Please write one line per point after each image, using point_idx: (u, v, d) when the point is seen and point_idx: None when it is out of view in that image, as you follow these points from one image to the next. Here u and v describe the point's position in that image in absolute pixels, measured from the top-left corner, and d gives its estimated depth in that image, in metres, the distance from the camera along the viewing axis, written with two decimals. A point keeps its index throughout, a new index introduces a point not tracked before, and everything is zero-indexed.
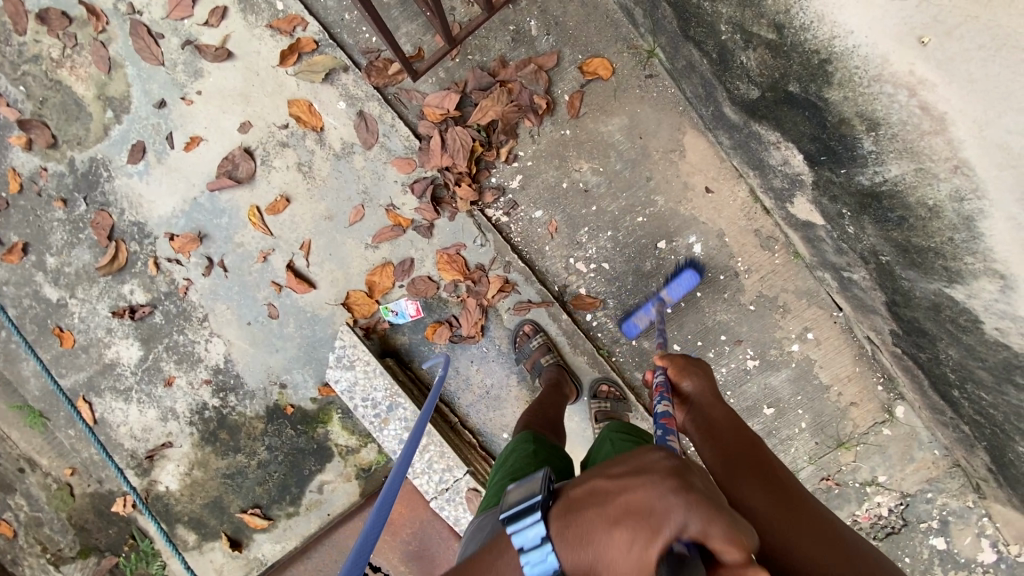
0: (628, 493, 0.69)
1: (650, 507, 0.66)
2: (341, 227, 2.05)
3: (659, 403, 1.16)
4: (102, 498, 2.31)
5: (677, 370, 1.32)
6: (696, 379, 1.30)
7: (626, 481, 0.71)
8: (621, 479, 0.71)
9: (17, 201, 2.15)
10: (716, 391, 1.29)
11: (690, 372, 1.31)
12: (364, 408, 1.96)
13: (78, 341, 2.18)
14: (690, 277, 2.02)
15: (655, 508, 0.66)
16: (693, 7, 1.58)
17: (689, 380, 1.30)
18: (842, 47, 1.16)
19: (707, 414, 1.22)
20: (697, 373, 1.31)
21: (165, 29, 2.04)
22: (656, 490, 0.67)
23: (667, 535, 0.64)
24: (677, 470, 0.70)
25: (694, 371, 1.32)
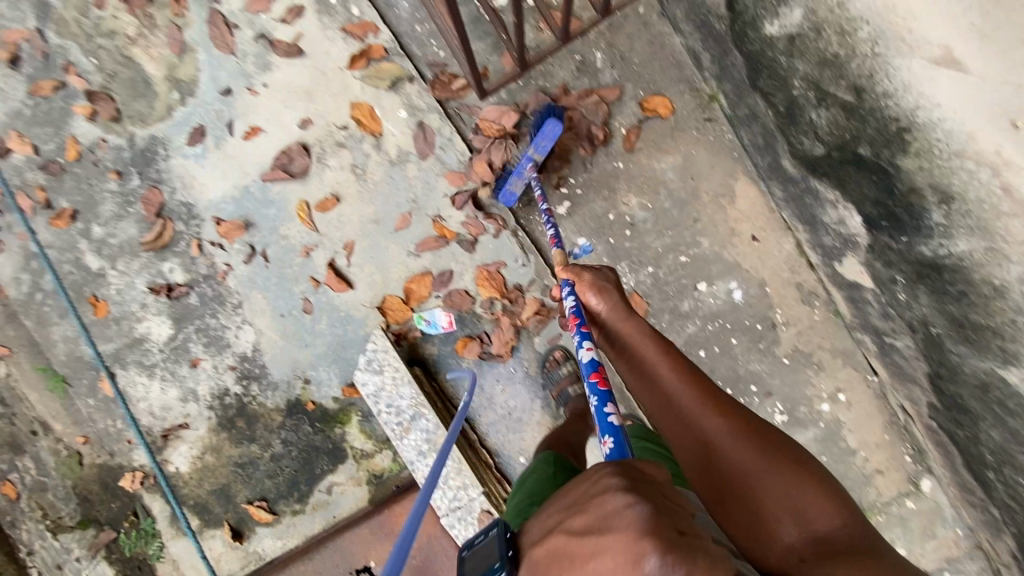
0: (597, 564, 0.61)
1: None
2: (387, 232, 2.06)
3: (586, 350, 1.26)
4: (110, 471, 2.30)
5: (589, 287, 1.33)
6: (609, 295, 1.32)
7: (595, 543, 0.63)
8: (588, 535, 0.64)
9: (73, 168, 2.19)
10: (626, 302, 1.32)
11: (605, 289, 1.32)
12: (387, 414, 1.94)
13: (111, 312, 2.20)
14: (553, 127, 1.83)
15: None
16: (766, 59, 1.58)
17: (600, 296, 1.32)
18: (925, 118, 1.17)
19: (620, 330, 1.26)
20: (610, 287, 1.33)
21: (241, 21, 2.09)
22: (631, 557, 0.59)
23: None
24: (645, 521, 0.63)
25: (604, 288, 1.33)
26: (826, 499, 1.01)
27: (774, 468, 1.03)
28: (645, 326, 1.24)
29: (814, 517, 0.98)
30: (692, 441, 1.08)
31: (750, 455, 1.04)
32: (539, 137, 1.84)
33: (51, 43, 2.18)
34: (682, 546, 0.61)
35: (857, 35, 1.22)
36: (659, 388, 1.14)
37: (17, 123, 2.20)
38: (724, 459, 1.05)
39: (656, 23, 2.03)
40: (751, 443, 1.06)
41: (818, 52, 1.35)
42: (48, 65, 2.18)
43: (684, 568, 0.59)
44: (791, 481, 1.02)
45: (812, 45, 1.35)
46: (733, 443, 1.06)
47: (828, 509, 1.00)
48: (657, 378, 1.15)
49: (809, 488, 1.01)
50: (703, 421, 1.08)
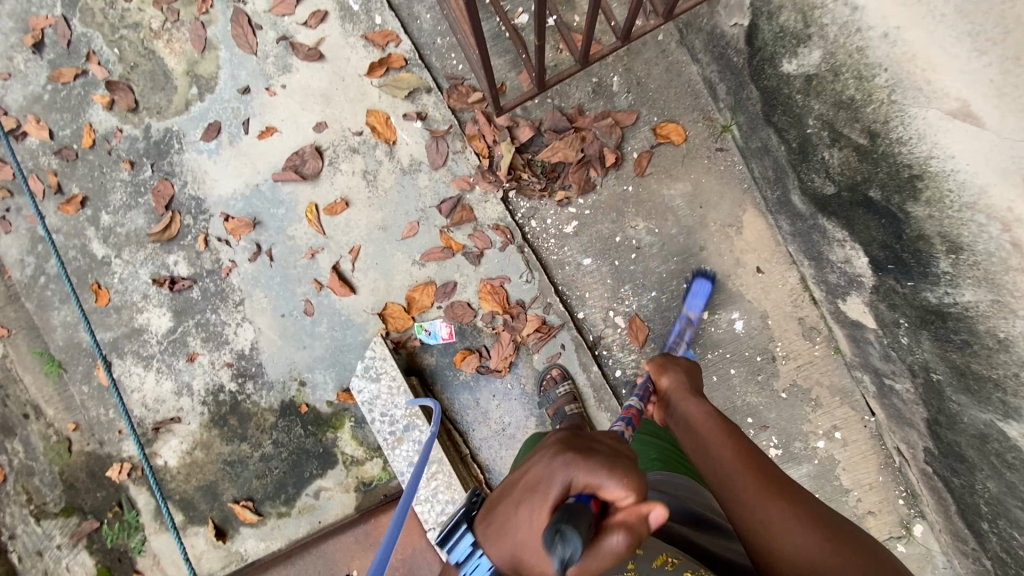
0: (524, 476, 0.83)
1: (538, 479, 0.80)
2: (393, 239, 2.07)
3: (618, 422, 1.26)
4: (98, 460, 2.29)
5: (657, 368, 1.42)
6: (674, 374, 1.38)
7: (528, 466, 0.84)
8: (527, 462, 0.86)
9: (86, 155, 2.20)
10: (693, 384, 1.37)
11: (667, 369, 1.41)
12: (380, 423, 1.92)
13: (113, 301, 2.20)
14: (702, 286, 2.02)
15: (543, 478, 0.79)
16: (782, 96, 1.59)
17: (665, 375, 1.39)
18: (938, 169, 1.16)
19: (679, 408, 1.29)
20: (675, 369, 1.40)
21: (264, 22, 2.10)
22: (547, 464, 0.80)
23: (555, 494, 0.77)
24: (563, 444, 0.84)
25: (671, 368, 1.41)
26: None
27: (846, 557, 0.91)
28: (707, 406, 1.26)
29: None
30: (749, 525, 1.00)
31: (814, 539, 0.94)
32: (690, 297, 2.02)
33: (75, 31, 2.20)
34: (589, 457, 0.80)
35: (874, 81, 1.22)
36: (716, 468, 1.10)
37: (35, 108, 2.21)
38: (783, 543, 0.95)
39: (675, 51, 2.05)
40: (813, 527, 0.96)
41: (834, 94, 1.36)
42: (71, 53, 2.20)
43: (582, 465, 0.78)
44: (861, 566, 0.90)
45: (829, 87, 1.36)
46: (798, 529, 0.96)
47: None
48: (715, 458, 1.12)
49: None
50: (759, 505, 1.01)
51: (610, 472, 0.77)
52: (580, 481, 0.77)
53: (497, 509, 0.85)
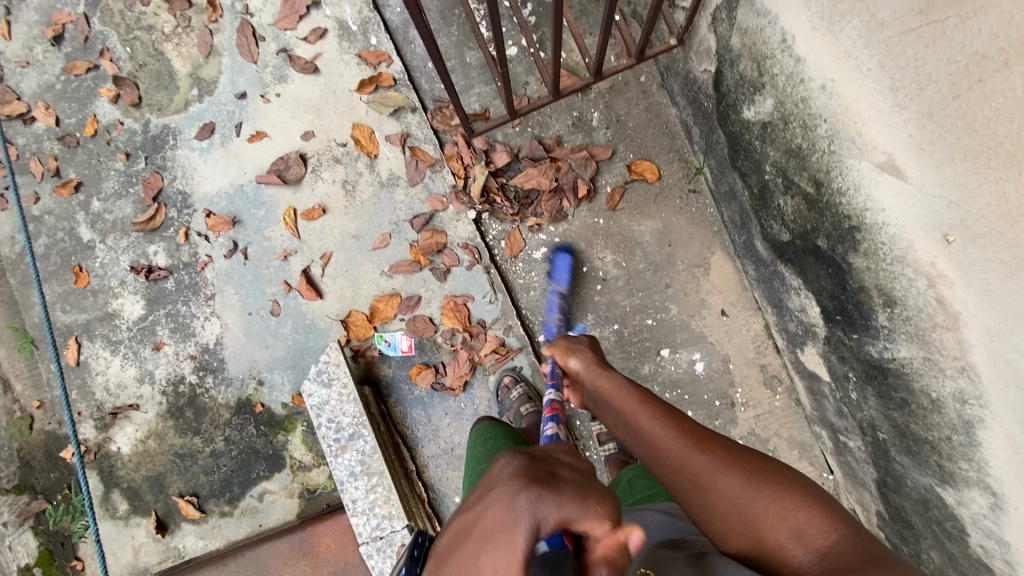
0: (476, 520, 0.62)
1: (497, 525, 0.59)
2: (365, 249, 2.11)
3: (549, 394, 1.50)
4: (57, 440, 2.32)
5: (564, 353, 1.39)
6: (580, 354, 1.36)
7: (479, 506, 0.63)
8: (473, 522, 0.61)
9: (87, 143, 2.31)
10: (600, 359, 1.35)
11: (574, 350, 1.38)
12: (326, 429, 1.90)
13: (91, 284, 2.27)
14: (563, 259, 2.05)
15: (502, 521, 0.59)
16: (744, 142, 1.62)
17: (574, 357, 1.36)
18: (872, 221, 1.16)
19: (595, 385, 1.25)
20: (581, 349, 1.38)
21: (267, 34, 2.21)
22: (509, 512, 0.59)
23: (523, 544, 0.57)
24: (521, 472, 0.66)
25: (579, 350, 1.38)
26: (825, 512, 0.88)
27: (769, 491, 0.92)
28: (616, 376, 1.23)
29: (803, 524, 0.87)
30: (687, 488, 0.97)
31: (737, 484, 0.94)
32: (554, 272, 2.07)
33: (94, 28, 2.33)
34: (558, 494, 0.61)
35: (816, 131, 1.24)
36: (641, 438, 1.06)
37: (46, 95, 2.34)
38: (716, 494, 0.94)
39: (655, 93, 2.11)
40: (735, 469, 0.95)
41: (785, 142, 1.39)
42: (86, 48, 2.33)
43: (552, 499, 0.60)
44: (782, 496, 0.91)
45: (781, 134, 1.39)
46: (721, 475, 0.95)
47: (836, 522, 0.86)
48: (635, 427, 1.08)
49: (804, 504, 0.89)
50: (686, 459, 0.98)
51: (582, 495, 0.63)
52: (552, 524, 0.58)
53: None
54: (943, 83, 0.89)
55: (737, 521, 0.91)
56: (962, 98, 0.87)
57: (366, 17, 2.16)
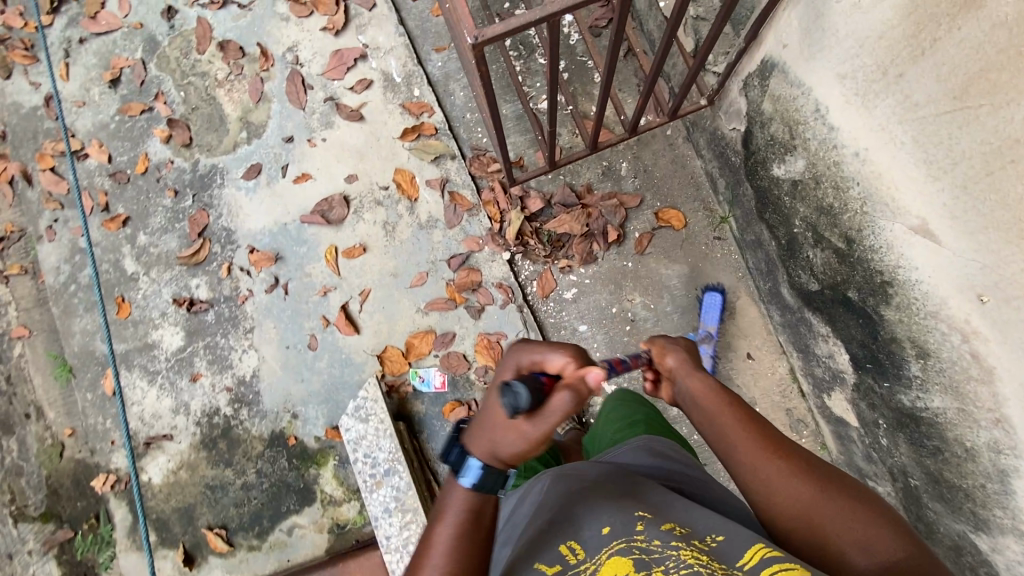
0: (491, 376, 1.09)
1: (499, 375, 1.07)
2: (402, 286, 2.19)
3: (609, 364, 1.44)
4: (86, 469, 2.33)
5: (659, 350, 1.31)
6: (674, 351, 1.28)
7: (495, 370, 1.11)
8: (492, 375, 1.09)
9: (137, 180, 2.41)
10: (693, 357, 1.29)
11: (667, 347, 1.30)
12: (362, 464, 1.95)
13: (132, 315, 2.34)
14: (713, 299, 2.12)
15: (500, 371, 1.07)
16: (772, 196, 1.72)
17: (670, 356, 1.28)
18: (905, 277, 1.25)
19: (679, 380, 1.24)
20: (676, 347, 1.30)
21: (316, 83, 2.35)
22: (510, 362, 1.07)
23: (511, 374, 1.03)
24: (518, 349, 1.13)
25: (672, 346, 1.30)
26: (891, 526, 0.95)
27: (840, 501, 0.98)
28: (704, 373, 1.23)
29: (872, 540, 0.93)
30: (761, 489, 1.03)
31: (810, 492, 1.00)
32: (705, 310, 2.13)
33: (150, 73, 2.47)
34: (538, 350, 1.06)
35: (849, 192, 1.33)
36: (722, 438, 1.11)
37: (100, 134, 2.46)
38: (790, 501, 1.00)
39: (681, 145, 2.22)
40: (805, 476, 1.02)
41: (816, 200, 1.48)
42: (142, 91, 2.46)
43: (525, 351, 1.07)
44: (851, 510, 0.97)
45: (812, 193, 1.48)
46: (798, 484, 1.01)
47: (900, 537, 0.93)
48: (714, 425, 1.13)
49: (873, 518, 0.96)
50: (763, 465, 1.04)
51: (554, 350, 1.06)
52: (527, 365, 1.05)
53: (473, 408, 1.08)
54: (976, 160, 0.98)
55: (804, 527, 0.98)
56: (994, 174, 0.96)
57: (410, 71, 2.31)
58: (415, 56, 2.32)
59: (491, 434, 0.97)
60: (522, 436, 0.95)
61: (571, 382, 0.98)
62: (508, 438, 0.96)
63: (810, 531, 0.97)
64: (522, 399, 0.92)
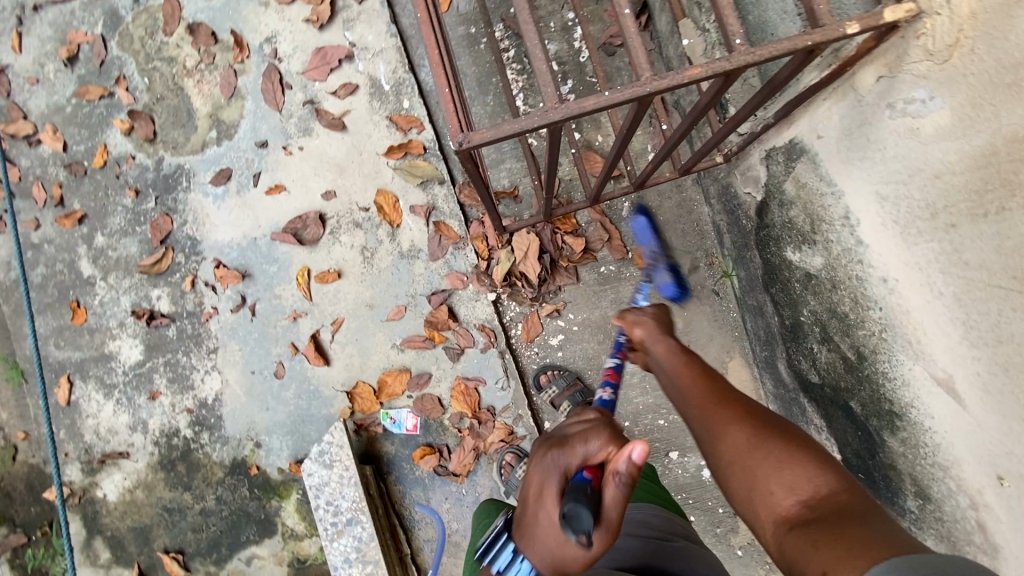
0: (530, 482, 0.95)
1: (540, 485, 0.92)
2: (378, 319, 2.05)
3: (603, 387, 1.33)
4: (40, 475, 2.25)
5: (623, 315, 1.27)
6: (636, 313, 1.24)
7: (530, 472, 0.96)
8: (528, 479, 0.97)
9: (95, 174, 2.20)
10: (667, 328, 1.21)
11: (632, 310, 1.26)
12: (324, 511, 1.87)
13: (88, 322, 2.18)
14: (638, 221, 1.92)
15: (544, 481, 0.91)
16: (781, 275, 1.57)
17: (637, 326, 1.20)
18: (918, 419, 1.13)
19: (643, 345, 1.19)
20: (639, 309, 1.26)
21: (295, 83, 2.12)
22: (542, 467, 0.92)
23: (557, 484, 0.89)
24: (550, 440, 0.97)
25: (637, 310, 1.25)
26: (822, 462, 0.79)
27: (774, 441, 0.83)
28: (672, 341, 1.15)
29: (798, 481, 0.78)
30: (703, 439, 0.92)
31: (745, 438, 0.86)
32: (637, 235, 1.89)
33: (111, 52, 2.20)
34: (571, 445, 0.92)
35: (868, 312, 1.19)
36: (678, 394, 1.03)
37: (55, 117, 2.22)
38: (723, 447, 0.88)
39: (690, 188, 2.04)
40: (745, 423, 0.88)
41: (828, 300, 1.34)
42: (101, 72, 2.21)
43: (562, 451, 0.92)
44: (782, 449, 0.82)
45: (825, 293, 1.34)
46: (733, 430, 0.88)
47: (836, 476, 0.77)
48: (673, 384, 1.05)
49: (805, 464, 0.79)
50: (705, 415, 0.93)
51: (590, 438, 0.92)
52: (569, 466, 0.90)
53: (524, 522, 0.94)
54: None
55: (734, 469, 0.85)
56: None
57: (400, 78, 2.09)
58: (406, 62, 2.09)
59: (556, 551, 0.88)
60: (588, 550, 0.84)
61: (616, 468, 0.84)
62: (572, 558, 0.86)
63: (744, 482, 0.83)
64: (578, 527, 0.81)
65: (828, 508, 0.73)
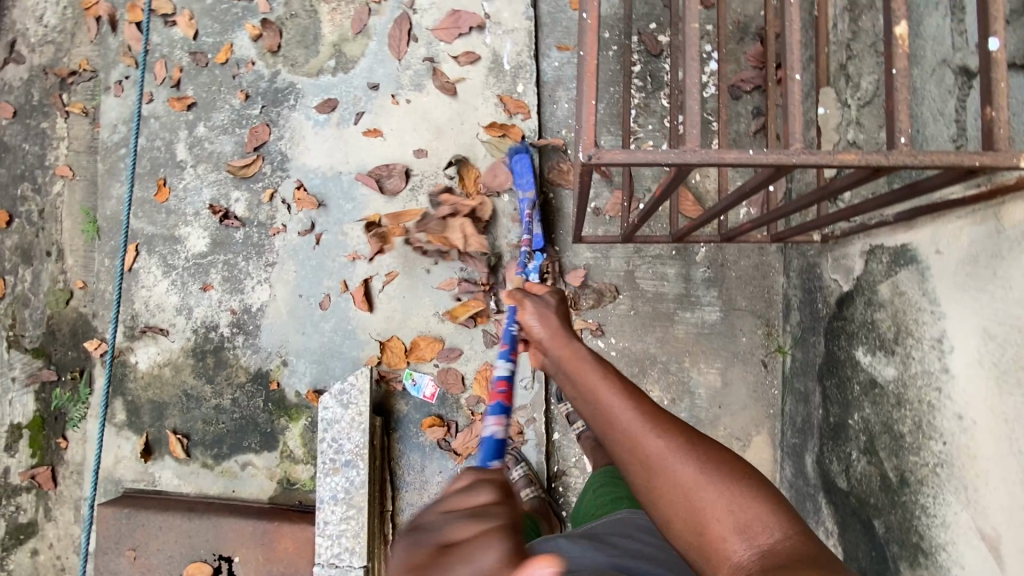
0: None
1: None
2: (429, 284, 2.09)
3: (503, 363, 1.37)
4: (86, 325, 2.40)
5: (528, 314, 1.31)
6: (542, 320, 1.29)
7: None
8: None
9: (214, 68, 2.30)
10: (564, 323, 1.29)
11: (538, 316, 1.29)
12: (327, 446, 1.94)
13: (168, 201, 2.30)
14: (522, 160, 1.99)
15: None
16: (841, 370, 1.52)
17: (539, 322, 1.28)
18: (946, 564, 1.10)
19: (559, 354, 1.18)
20: (535, 311, 1.30)
21: (422, 37, 2.16)
22: None
23: None
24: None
25: (539, 312, 1.30)
26: (769, 501, 0.79)
27: (724, 479, 0.81)
28: (584, 349, 1.15)
29: (749, 519, 0.77)
30: (637, 468, 0.87)
31: (688, 469, 0.83)
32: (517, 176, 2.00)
33: None
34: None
35: (929, 440, 1.16)
36: (603, 415, 0.97)
37: (194, 6, 2.32)
38: (667, 479, 0.83)
39: (772, 255, 1.98)
40: (685, 452, 0.84)
41: (885, 413, 1.31)
42: None
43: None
44: (728, 486, 0.80)
45: (885, 405, 1.31)
46: (676, 456, 0.84)
47: (789, 520, 0.77)
48: (594, 403, 1.00)
49: (751, 499, 0.79)
50: (636, 437, 0.88)
51: (450, 522, 0.66)
52: None
53: None
54: None
55: (682, 508, 0.81)
56: None
57: (522, 62, 2.10)
58: (533, 48, 2.10)
59: None
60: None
61: None
62: None
63: (689, 518, 0.81)
64: None
65: (782, 552, 0.72)
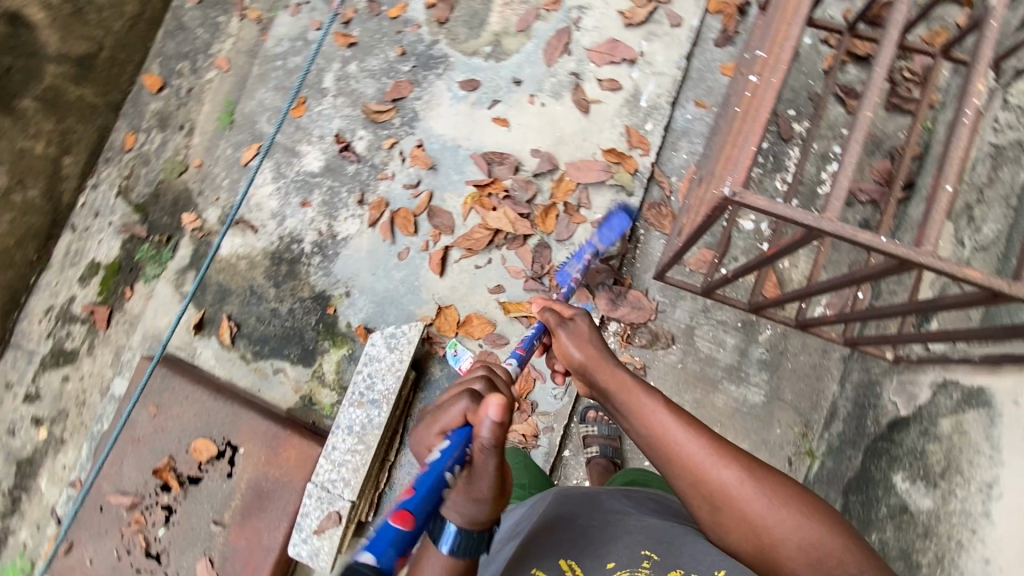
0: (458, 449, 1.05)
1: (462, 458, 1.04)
2: (502, 270, 2.20)
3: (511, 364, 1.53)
4: (188, 199, 2.60)
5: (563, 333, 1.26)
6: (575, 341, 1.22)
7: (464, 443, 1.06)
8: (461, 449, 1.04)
9: (385, 20, 2.51)
10: (601, 340, 1.23)
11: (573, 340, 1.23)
12: (361, 379, 2.05)
13: (301, 118, 2.50)
14: (620, 218, 2.06)
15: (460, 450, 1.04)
16: (870, 488, 1.52)
17: (574, 345, 1.22)
18: None
19: (603, 379, 1.14)
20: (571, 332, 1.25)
21: (576, 53, 2.31)
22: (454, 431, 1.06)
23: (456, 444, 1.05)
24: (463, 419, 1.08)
25: (576, 335, 1.24)
26: (835, 524, 0.93)
27: (797, 517, 0.93)
28: (629, 374, 1.13)
29: (820, 549, 0.91)
30: (712, 505, 0.96)
31: (762, 508, 0.93)
32: (606, 228, 2.06)
33: None
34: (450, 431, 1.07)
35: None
36: (670, 450, 1.00)
37: None
38: (744, 516, 0.94)
39: (833, 361, 1.99)
40: (759, 491, 0.94)
41: (907, 539, 1.31)
42: None
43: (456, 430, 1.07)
44: (801, 522, 0.92)
45: (909, 531, 1.31)
46: (751, 496, 0.94)
47: (851, 546, 0.92)
48: (655, 437, 1.02)
49: (822, 530, 0.92)
50: (712, 476, 0.96)
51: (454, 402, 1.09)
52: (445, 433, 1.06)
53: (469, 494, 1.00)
54: None
55: (755, 541, 0.94)
56: None
57: (658, 105, 2.22)
58: (672, 96, 2.22)
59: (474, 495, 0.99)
60: (484, 509, 0.98)
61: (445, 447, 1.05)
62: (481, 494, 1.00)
63: (759, 548, 0.94)
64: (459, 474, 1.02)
65: None
